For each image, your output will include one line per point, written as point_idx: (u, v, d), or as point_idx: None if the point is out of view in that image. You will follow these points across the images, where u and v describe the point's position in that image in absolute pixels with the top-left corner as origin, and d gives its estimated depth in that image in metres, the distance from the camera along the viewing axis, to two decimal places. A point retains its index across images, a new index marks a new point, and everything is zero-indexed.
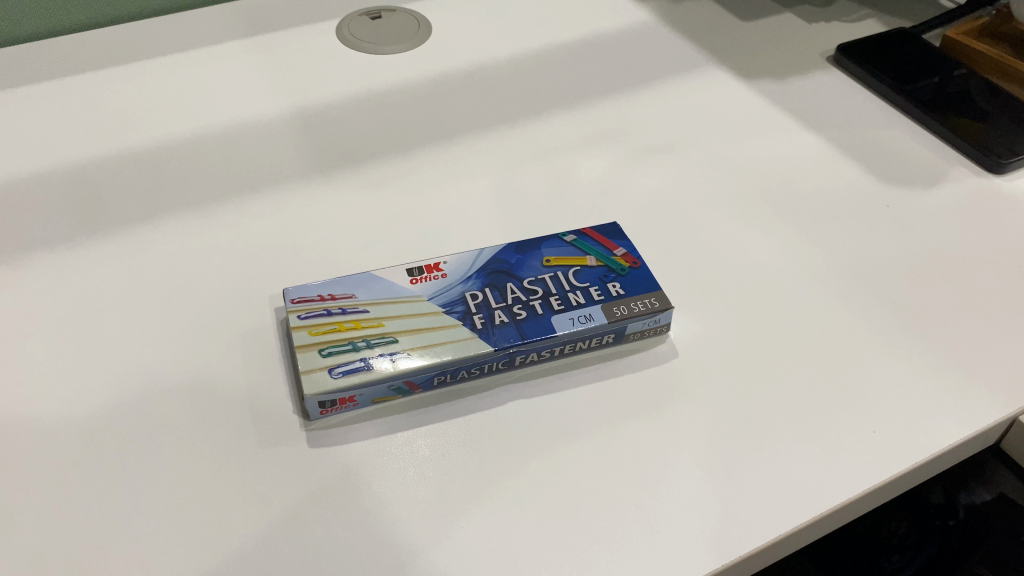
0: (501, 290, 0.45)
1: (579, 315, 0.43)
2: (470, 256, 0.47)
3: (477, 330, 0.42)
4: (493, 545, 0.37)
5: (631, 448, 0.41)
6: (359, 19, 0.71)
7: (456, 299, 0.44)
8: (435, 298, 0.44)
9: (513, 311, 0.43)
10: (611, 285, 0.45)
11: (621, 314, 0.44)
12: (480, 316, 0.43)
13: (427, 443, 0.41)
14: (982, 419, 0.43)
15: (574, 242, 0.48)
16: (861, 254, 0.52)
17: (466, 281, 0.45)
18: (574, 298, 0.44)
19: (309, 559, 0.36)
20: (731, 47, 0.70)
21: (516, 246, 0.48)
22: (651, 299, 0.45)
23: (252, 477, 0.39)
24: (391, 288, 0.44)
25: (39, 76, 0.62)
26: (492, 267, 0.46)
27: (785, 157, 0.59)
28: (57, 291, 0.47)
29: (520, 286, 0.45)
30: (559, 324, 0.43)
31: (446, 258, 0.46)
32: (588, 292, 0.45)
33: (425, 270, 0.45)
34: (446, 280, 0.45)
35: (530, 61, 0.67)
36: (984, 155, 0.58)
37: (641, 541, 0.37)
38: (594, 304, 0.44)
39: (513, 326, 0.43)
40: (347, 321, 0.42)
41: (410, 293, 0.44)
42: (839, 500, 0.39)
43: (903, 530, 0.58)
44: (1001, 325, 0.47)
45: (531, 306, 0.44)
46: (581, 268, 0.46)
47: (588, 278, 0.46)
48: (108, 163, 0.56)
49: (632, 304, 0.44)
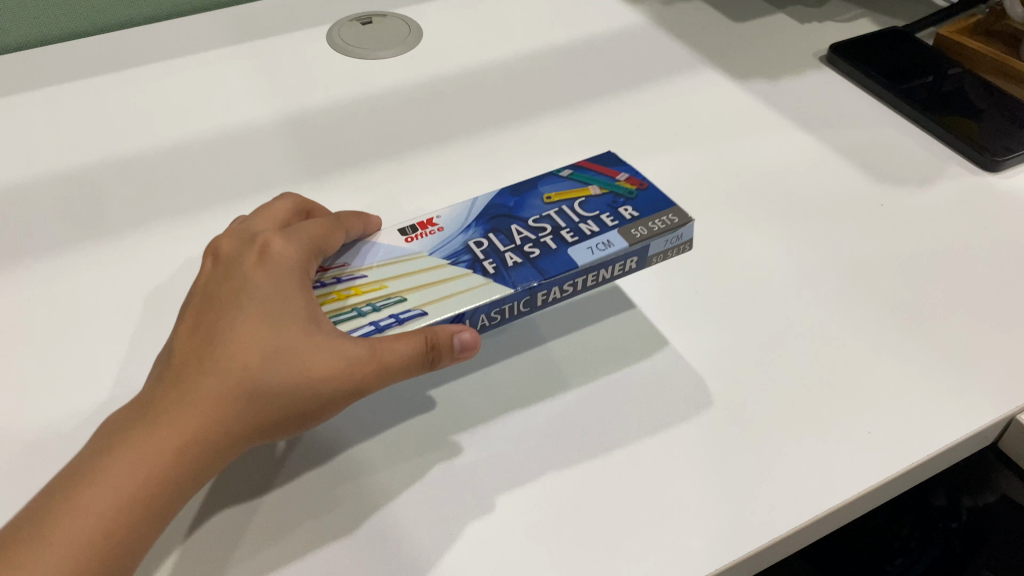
0: (507, 234, 0.43)
1: (598, 242, 0.42)
2: (464, 208, 0.45)
3: (490, 275, 0.40)
4: (483, 553, 0.36)
5: (625, 452, 0.40)
6: (351, 24, 0.71)
7: (460, 250, 0.42)
8: (438, 252, 0.42)
9: (525, 251, 0.42)
10: (623, 210, 0.44)
11: (642, 235, 0.42)
12: (490, 261, 0.41)
13: (415, 450, 0.40)
14: (980, 418, 0.42)
15: (573, 176, 0.48)
16: (856, 254, 0.51)
17: (467, 232, 0.44)
18: (587, 229, 0.43)
19: (293, 555, 0.36)
20: (724, 47, 0.70)
21: (511, 191, 0.47)
22: (669, 216, 0.43)
23: (269, 448, 0.40)
24: (391, 250, 0.43)
25: (26, 85, 0.62)
26: (490, 214, 0.45)
27: (778, 157, 0.59)
28: (43, 299, 0.47)
29: (525, 227, 0.44)
30: (577, 255, 0.41)
31: (438, 213, 0.45)
32: (600, 221, 0.43)
33: (418, 228, 0.44)
34: (444, 234, 0.44)
35: (521, 64, 0.67)
36: (978, 154, 0.58)
37: (636, 545, 0.37)
38: (610, 230, 0.42)
39: (529, 265, 0.41)
40: (345, 289, 0.41)
41: (410, 251, 0.43)
42: (835, 500, 0.38)
43: (906, 534, 0.58)
44: (996, 323, 0.47)
45: (542, 244, 0.42)
46: (586, 199, 0.45)
47: (596, 207, 0.45)
48: (99, 169, 0.55)
49: (649, 224, 0.43)
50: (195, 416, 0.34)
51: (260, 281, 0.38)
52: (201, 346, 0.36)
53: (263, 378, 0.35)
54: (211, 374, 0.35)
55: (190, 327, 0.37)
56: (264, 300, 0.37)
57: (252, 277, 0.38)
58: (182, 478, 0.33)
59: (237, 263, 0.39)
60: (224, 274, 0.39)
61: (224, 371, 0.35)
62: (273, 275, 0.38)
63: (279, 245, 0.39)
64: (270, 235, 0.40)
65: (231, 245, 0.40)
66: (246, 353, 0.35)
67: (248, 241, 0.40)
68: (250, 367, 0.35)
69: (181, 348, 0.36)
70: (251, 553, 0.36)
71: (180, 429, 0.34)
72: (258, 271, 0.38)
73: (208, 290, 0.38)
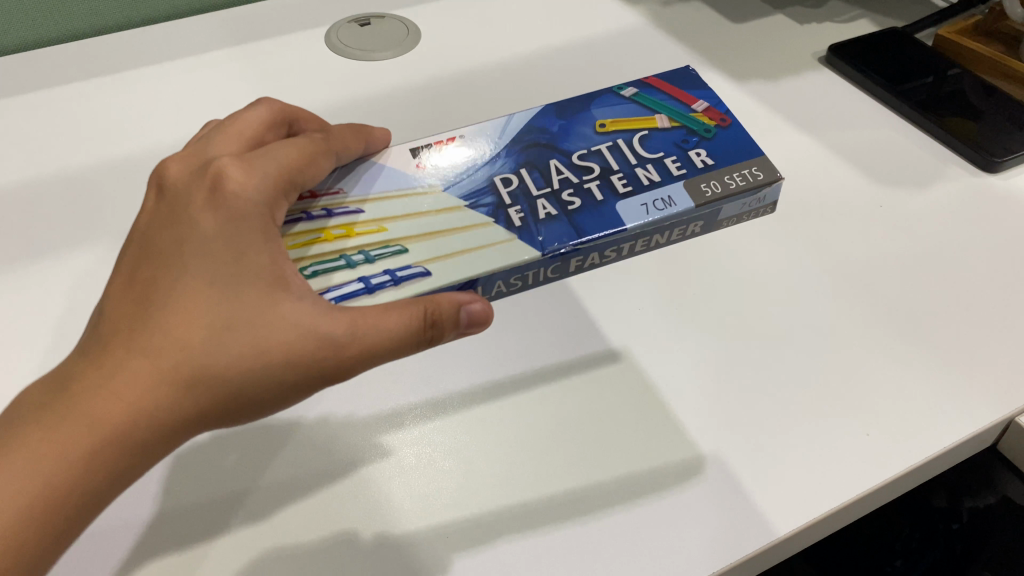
0: (545, 174, 0.42)
1: (657, 199, 0.41)
2: (496, 138, 0.44)
3: (519, 226, 0.40)
4: (479, 556, 0.36)
5: (623, 453, 0.40)
6: (350, 25, 0.71)
7: (486, 188, 0.41)
8: (457, 189, 0.41)
9: (565, 201, 0.41)
10: (694, 154, 0.43)
11: (712, 192, 0.41)
12: (521, 209, 0.40)
13: (413, 452, 0.40)
14: (979, 420, 0.42)
15: (635, 98, 0.47)
16: (855, 255, 0.51)
17: (498, 166, 0.42)
18: (645, 177, 0.42)
19: (291, 558, 0.36)
20: (723, 47, 0.70)
21: (556, 113, 0.46)
22: (754, 169, 0.42)
23: (269, 448, 0.40)
24: (395, 180, 0.42)
25: (24, 87, 0.62)
26: (526, 141, 0.44)
27: (777, 157, 0.59)
28: (41, 300, 0.46)
29: (569, 167, 0.42)
30: (626, 211, 0.40)
31: (463, 133, 0.44)
32: (662, 169, 0.42)
33: (434, 151, 0.43)
34: (468, 166, 0.42)
35: (521, 65, 0.67)
36: (977, 154, 0.57)
37: (633, 547, 0.36)
38: (672, 184, 0.41)
39: (568, 218, 0.40)
40: (336, 229, 0.39)
41: (421, 185, 0.42)
42: (834, 502, 0.38)
43: (907, 533, 0.57)
44: (995, 324, 0.47)
45: (585, 192, 0.41)
46: (650, 135, 0.44)
47: (660, 146, 0.43)
48: (96, 171, 0.55)
49: (724, 180, 0.42)
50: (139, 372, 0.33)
51: (212, 228, 0.36)
52: (150, 295, 0.35)
53: (217, 340, 0.34)
54: (154, 339, 0.34)
55: (143, 270, 0.36)
56: (216, 252, 0.35)
57: (205, 226, 0.36)
58: (132, 438, 0.33)
59: (190, 204, 0.37)
60: (179, 212, 0.37)
61: (171, 329, 0.34)
62: (227, 226, 0.36)
63: (237, 185, 0.37)
64: (228, 166, 0.38)
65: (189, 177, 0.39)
66: (197, 315, 0.34)
67: (205, 171, 0.38)
68: (197, 340, 0.34)
69: (126, 298, 0.35)
70: (249, 556, 0.36)
71: (116, 407, 0.33)
72: (210, 219, 0.36)
73: (162, 229, 0.37)
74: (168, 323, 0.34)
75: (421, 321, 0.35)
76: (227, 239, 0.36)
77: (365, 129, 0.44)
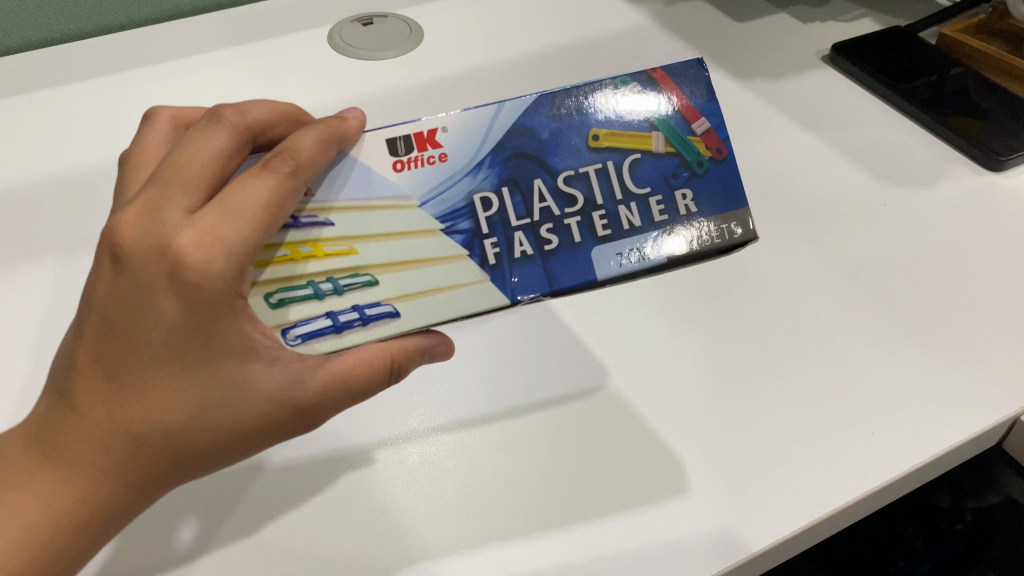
0: (526, 196, 0.38)
1: (634, 248, 0.38)
2: (480, 132, 0.38)
3: (490, 267, 0.37)
4: (483, 556, 0.36)
5: (625, 452, 0.40)
6: (352, 25, 0.71)
7: (462, 209, 0.37)
8: (431, 206, 0.37)
9: (540, 239, 0.38)
10: (680, 194, 0.39)
11: (687, 247, 0.39)
12: (495, 244, 0.37)
13: (416, 451, 0.40)
14: (984, 419, 0.42)
15: (637, 99, 0.39)
16: (859, 254, 0.51)
17: (477, 178, 0.37)
18: (626, 218, 0.38)
19: (293, 556, 0.36)
20: (726, 47, 0.70)
21: (549, 110, 0.39)
22: (733, 224, 0.39)
23: (227, 498, 0.38)
24: (370, 182, 0.36)
25: (27, 86, 0.62)
26: (512, 148, 0.38)
27: (781, 156, 0.58)
28: (44, 299, 0.46)
29: (551, 191, 0.38)
30: (599, 259, 0.38)
31: (445, 123, 0.38)
32: (644, 208, 0.39)
33: (414, 146, 0.37)
34: (444, 173, 0.37)
35: (522, 64, 0.67)
36: (981, 152, 0.57)
37: (637, 546, 0.36)
38: (652, 230, 0.39)
39: (539, 261, 0.38)
40: (303, 246, 0.35)
41: (397, 192, 0.37)
42: (838, 502, 0.38)
43: (910, 535, 0.57)
44: (1000, 323, 0.47)
45: (564, 228, 0.38)
46: (642, 157, 0.39)
47: (649, 179, 0.39)
48: (99, 170, 0.55)
49: (704, 235, 0.39)
50: (123, 462, 0.32)
51: (176, 316, 0.32)
52: (117, 381, 0.32)
53: (197, 425, 0.33)
54: (132, 426, 0.32)
55: (101, 347, 0.32)
56: (184, 341, 0.32)
57: (165, 308, 0.32)
58: (125, 508, 0.33)
59: (140, 276, 0.32)
60: (129, 284, 0.32)
61: (146, 418, 0.32)
62: (193, 311, 0.32)
63: (196, 261, 0.31)
64: (181, 236, 0.31)
65: (133, 233, 0.32)
66: (173, 402, 0.32)
67: (153, 230, 0.32)
68: (178, 421, 0.32)
69: (90, 379, 0.32)
70: (252, 554, 0.36)
71: (107, 485, 0.33)
72: (171, 305, 0.31)
73: (114, 304, 0.32)
74: (143, 413, 0.32)
75: (386, 363, 0.35)
76: (196, 322, 0.32)
77: (341, 126, 0.36)
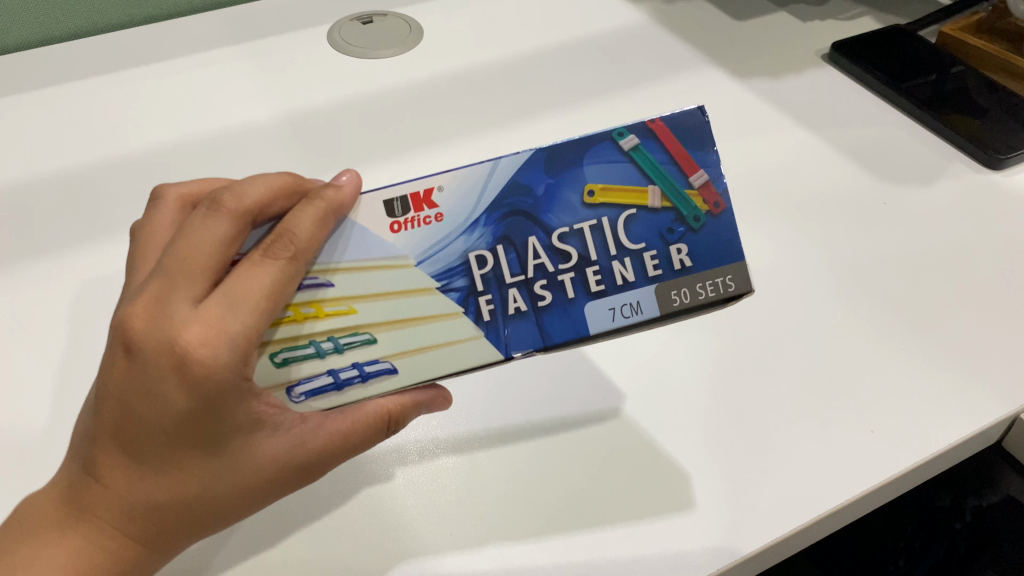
0: (521, 254, 0.36)
1: (626, 304, 0.37)
2: (475, 188, 0.36)
3: (484, 323, 0.36)
4: (482, 554, 0.36)
5: (622, 451, 0.41)
6: (351, 24, 0.71)
7: (457, 267, 0.36)
8: (427, 264, 0.36)
9: (534, 295, 0.37)
10: (675, 249, 0.37)
11: (681, 302, 0.37)
12: (490, 301, 0.36)
13: (416, 450, 0.41)
14: (983, 418, 0.42)
15: (634, 153, 0.37)
16: (858, 254, 0.51)
17: (472, 236, 0.36)
18: (620, 274, 0.37)
19: (295, 555, 0.37)
20: (725, 46, 0.70)
21: (545, 165, 0.37)
22: (726, 279, 0.38)
23: None
24: (367, 244, 0.35)
25: (27, 85, 0.62)
26: (507, 206, 0.36)
27: (780, 156, 0.58)
28: (41, 297, 0.46)
29: (546, 249, 0.36)
30: (592, 316, 0.37)
31: (441, 182, 0.36)
32: (639, 263, 0.37)
33: (411, 207, 0.36)
34: (439, 232, 0.36)
35: (522, 63, 0.67)
36: (980, 151, 0.57)
37: (635, 546, 0.37)
38: (645, 285, 0.37)
39: (533, 318, 0.37)
40: (303, 306, 0.34)
41: (393, 251, 0.35)
42: (837, 501, 0.38)
43: (909, 533, 0.57)
44: (999, 322, 0.46)
45: (558, 284, 0.37)
46: (637, 213, 0.37)
47: (644, 234, 0.37)
48: (98, 168, 0.55)
49: (697, 289, 0.37)
50: (142, 531, 0.33)
51: (185, 405, 0.31)
52: (131, 458, 0.32)
53: (213, 493, 0.33)
54: (149, 497, 0.32)
55: (114, 429, 0.32)
56: (196, 424, 0.31)
57: (175, 397, 0.31)
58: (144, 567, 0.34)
59: (150, 368, 0.31)
60: (138, 373, 0.31)
61: (164, 489, 0.32)
62: (204, 402, 0.31)
63: (203, 359, 0.30)
64: (188, 330, 0.31)
65: (140, 323, 0.31)
66: (189, 473, 0.32)
67: (160, 321, 0.31)
68: (195, 491, 0.33)
69: (106, 455, 0.32)
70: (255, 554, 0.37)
71: (124, 551, 0.33)
72: (181, 394, 0.31)
73: (123, 391, 0.31)
74: (160, 485, 0.32)
75: (382, 419, 0.36)
76: (206, 410, 0.31)
77: (337, 197, 0.34)
